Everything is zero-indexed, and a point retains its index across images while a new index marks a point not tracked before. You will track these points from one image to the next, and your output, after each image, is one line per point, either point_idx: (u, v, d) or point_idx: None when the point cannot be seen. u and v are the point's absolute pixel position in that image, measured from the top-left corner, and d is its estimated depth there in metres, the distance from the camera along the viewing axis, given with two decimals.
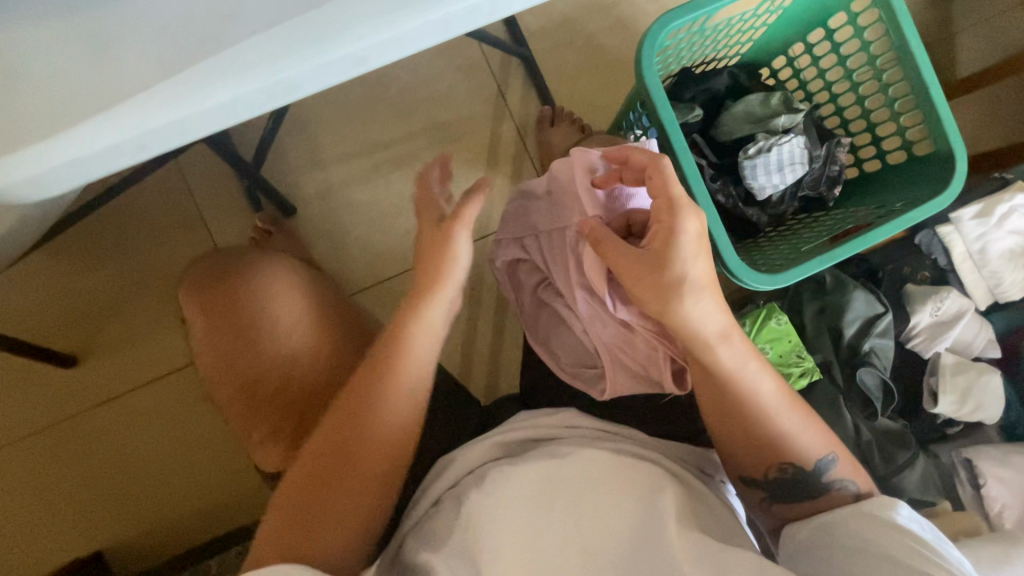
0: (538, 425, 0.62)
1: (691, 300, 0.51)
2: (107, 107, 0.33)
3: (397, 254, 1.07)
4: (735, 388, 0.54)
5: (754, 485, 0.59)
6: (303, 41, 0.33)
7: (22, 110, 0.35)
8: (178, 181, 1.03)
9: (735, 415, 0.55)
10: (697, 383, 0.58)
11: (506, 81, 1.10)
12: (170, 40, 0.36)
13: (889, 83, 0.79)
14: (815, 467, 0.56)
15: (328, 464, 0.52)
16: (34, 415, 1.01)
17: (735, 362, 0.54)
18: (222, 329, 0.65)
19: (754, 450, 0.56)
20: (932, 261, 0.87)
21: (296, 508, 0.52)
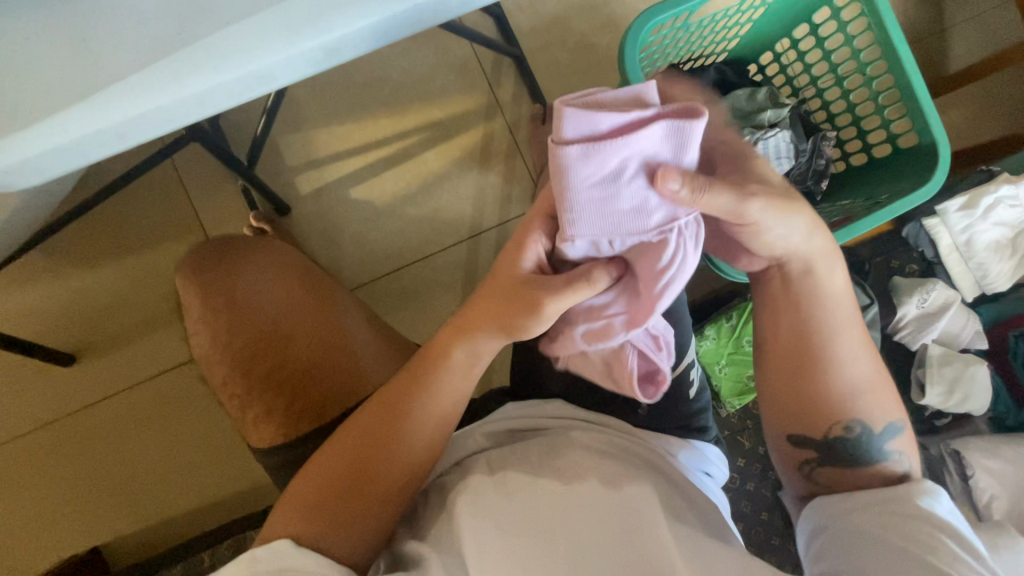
0: (524, 415, 0.62)
1: (802, 220, 0.52)
2: (87, 97, 0.34)
3: (392, 252, 1.09)
4: (829, 322, 0.55)
5: (806, 447, 0.57)
6: (276, 32, 0.34)
7: None
8: (175, 181, 1.04)
9: (815, 357, 0.55)
10: (770, 325, 0.58)
11: (498, 80, 1.11)
12: (133, 25, 0.35)
13: (873, 76, 0.79)
14: (880, 431, 0.56)
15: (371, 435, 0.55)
16: (34, 412, 1.03)
17: (832, 299, 0.56)
18: (223, 308, 0.66)
19: (815, 399, 0.56)
20: (919, 253, 0.88)
21: (337, 471, 0.54)
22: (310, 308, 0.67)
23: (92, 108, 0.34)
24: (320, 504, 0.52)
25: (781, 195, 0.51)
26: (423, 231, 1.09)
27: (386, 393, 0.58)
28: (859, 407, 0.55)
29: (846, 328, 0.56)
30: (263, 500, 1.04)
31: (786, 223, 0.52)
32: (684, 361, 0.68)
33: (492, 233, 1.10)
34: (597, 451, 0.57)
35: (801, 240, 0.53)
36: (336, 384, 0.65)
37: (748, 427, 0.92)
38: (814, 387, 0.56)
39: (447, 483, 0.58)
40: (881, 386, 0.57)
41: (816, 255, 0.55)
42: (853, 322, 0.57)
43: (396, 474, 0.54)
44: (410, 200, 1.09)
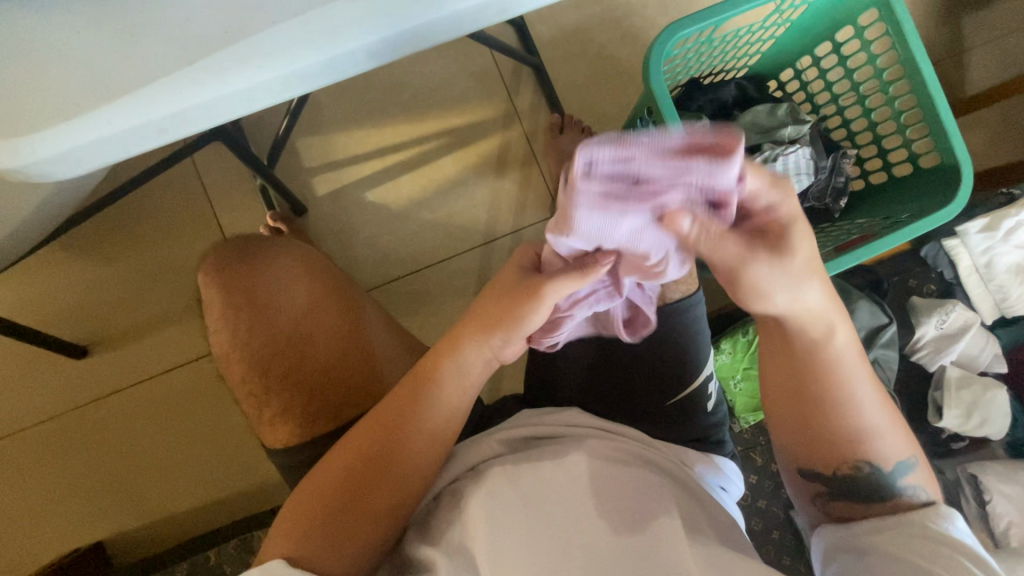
0: (541, 423, 0.62)
1: (806, 285, 0.47)
2: (131, 91, 0.34)
3: (406, 255, 1.09)
4: (834, 370, 0.52)
5: (815, 480, 0.57)
6: (317, 33, 0.34)
7: (29, 88, 0.35)
8: (194, 179, 1.05)
9: (818, 403, 0.53)
10: (774, 371, 0.56)
11: (516, 89, 1.12)
12: (174, 19, 0.35)
13: (895, 96, 0.79)
14: (891, 470, 0.54)
15: (382, 440, 0.55)
16: (44, 403, 1.03)
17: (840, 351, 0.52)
18: (242, 306, 0.66)
19: (819, 442, 0.55)
20: (938, 273, 0.88)
21: (344, 474, 0.54)
22: (328, 307, 0.67)
23: (133, 104, 0.34)
24: (331, 509, 0.52)
25: (778, 264, 0.45)
26: (438, 236, 1.09)
27: (382, 406, 0.57)
28: (866, 448, 0.54)
29: (853, 375, 0.53)
30: (267, 502, 1.04)
31: (784, 289, 0.47)
32: (702, 374, 0.67)
33: (506, 240, 1.10)
34: (617, 458, 0.56)
35: (807, 301, 0.48)
36: (354, 385, 0.65)
37: (760, 443, 0.91)
38: (815, 426, 0.55)
39: (460, 486, 0.57)
40: (894, 425, 0.55)
41: (820, 313, 0.50)
42: (864, 365, 0.53)
43: (408, 476, 0.55)
44: (425, 205, 1.09)
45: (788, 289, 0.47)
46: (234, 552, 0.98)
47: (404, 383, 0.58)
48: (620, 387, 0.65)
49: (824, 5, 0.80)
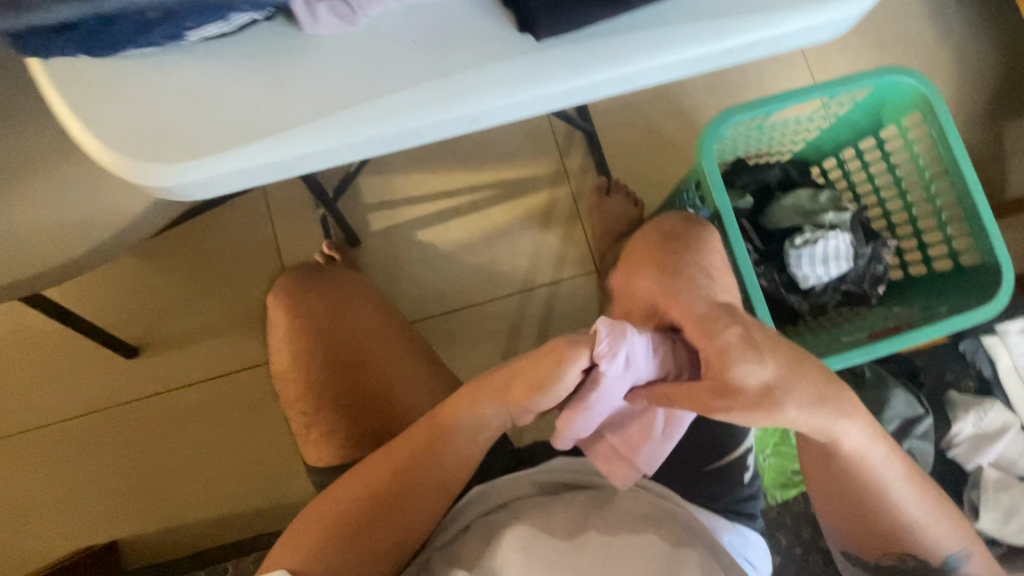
0: (575, 471, 0.63)
1: (792, 407, 0.49)
2: (273, 133, 0.39)
3: (447, 295, 1.14)
4: (871, 477, 0.57)
5: (861, 563, 0.66)
6: (434, 99, 0.40)
7: (180, 121, 0.39)
8: (262, 203, 1.13)
9: (861, 504, 0.60)
10: (814, 468, 0.61)
11: (568, 150, 1.19)
12: (318, 76, 0.40)
13: (937, 194, 0.83)
14: (939, 561, 0.62)
15: (405, 462, 0.58)
16: (88, 396, 1.08)
17: (862, 448, 0.56)
18: (305, 328, 0.71)
19: (869, 536, 0.63)
20: (977, 370, 0.87)
21: (366, 501, 0.57)
22: (383, 338, 0.71)
23: (272, 145, 0.38)
24: (352, 523, 0.56)
25: (740, 398, 0.47)
26: (479, 279, 1.15)
27: (401, 447, 0.58)
28: (911, 545, 0.62)
29: (889, 478, 0.58)
30: (283, 521, 1.05)
31: (760, 418, 0.48)
32: (741, 447, 0.69)
33: (542, 291, 1.15)
34: (646, 519, 0.57)
35: (796, 421, 0.50)
36: (399, 414, 0.68)
37: (785, 524, 0.89)
38: (856, 528, 0.63)
39: (493, 520, 0.59)
40: (941, 519, 0.61)
41: (824, 425, 0.52)
42: (898, 465, 0.58)
43: (428, 499, 0.58)
44: (470, 249, 1.15)
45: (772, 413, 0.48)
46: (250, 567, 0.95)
47: (422, 430, 0.59)
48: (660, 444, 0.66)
49: (871, 103, 0.84)
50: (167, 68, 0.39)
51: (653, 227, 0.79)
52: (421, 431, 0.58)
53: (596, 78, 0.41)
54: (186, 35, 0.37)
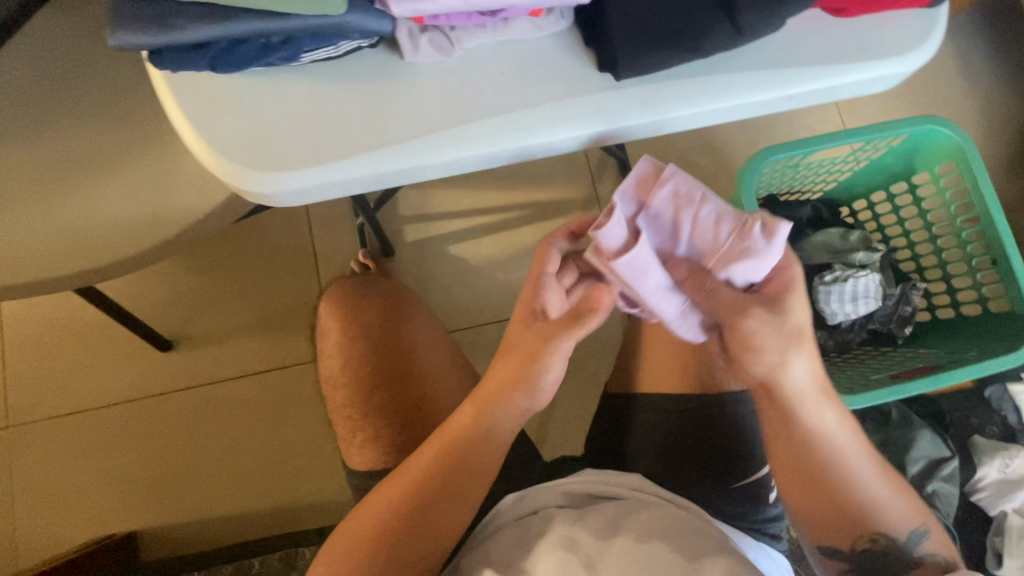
0: (603, 482, 0.65)
1: (802, 349, 0.58)
2: (369, 149, 0.42)
3: (475, 309, 1.17)
4: (827, 440, 0.60)
5: (835, 557, 0.61)
6: (517, 126, 0.43)
7: (282, 132, 0.42)
8: (302, 209, 1.17)
9: (822, 471, 0.60)
10: (775, 444, 0.63)
11: (600, 176, 1.22)
12: (409, 98, 0.43)
13: (968, 241, 0.85)
14: (906, 539, 0.60)
15: (440, 457, 0.61)
16: (121, 386, 1.10)
17: (822, 414, 0.60)
18: (355, 336, 0.74)
19: (839, 516, 0.60)
20: (1002, 417, 0.88)
21: (409, 494, 0.59)
22: (434, 349, 0.74)
23: (367, 159, 0.42)
24: (393, 525, 0.58)
25: (772, 323, 0.55)
26: (507, 296, 1.17)
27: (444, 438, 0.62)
28: (878, 521, 0.60)
29: (843, 441, 0.61)
30: (302, 523, 1.06)
31: (776, 349, 0.57)
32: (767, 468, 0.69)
33: None
34: (672, 526, 0.58)
35: (795, 369, 0.58)
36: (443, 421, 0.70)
37: (805, 559, 0.89)
38: (815, 505, 0.61)
39: (524, 525, 0.60)
40: (902, 496, 0.61)
41: (808, 384, 0.59)
42: (850, 435, 0.61)
43: (466, 490, 0.61)
44: (501, 266, 1.18)
45: (780, 351, 0.57)
46: (274, 565, 0.98)
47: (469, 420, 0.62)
48: (695, 460, 0.68)
49: (905, 149, 0.87)
50: (273, 83, 0.43)
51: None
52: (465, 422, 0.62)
53: (665, 116, 0.45)
54: (301, 58, 0.42)
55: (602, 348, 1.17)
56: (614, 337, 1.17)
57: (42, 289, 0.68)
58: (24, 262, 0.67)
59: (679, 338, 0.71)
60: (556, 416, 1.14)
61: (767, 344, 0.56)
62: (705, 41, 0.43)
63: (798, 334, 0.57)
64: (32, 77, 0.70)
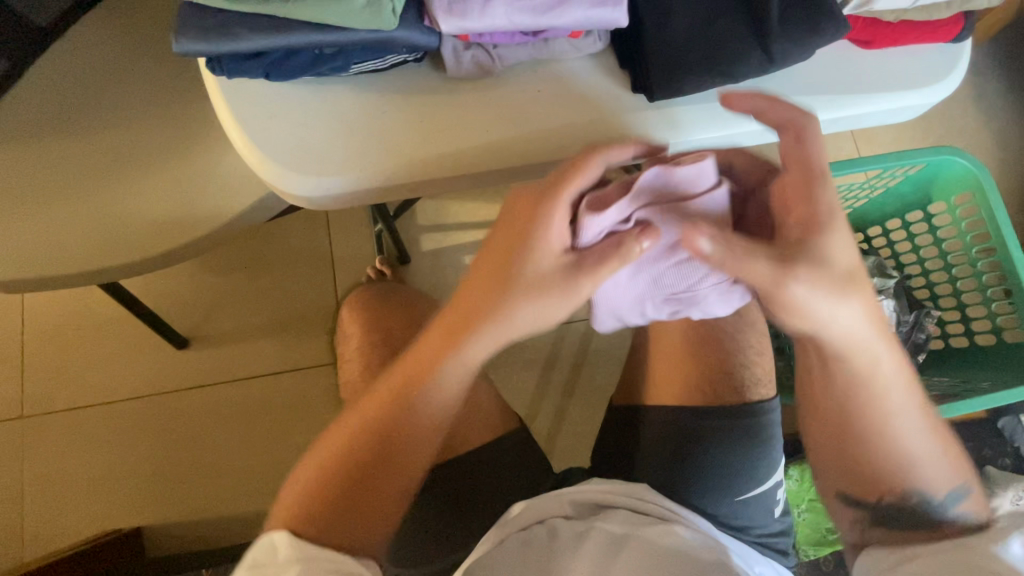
0: (609, 491, 0.64)
1: (851, 297, 0.49)
2: (410, 160, 0.46)
3: None
4: (867, 398, 0.57)
5: (856, 505, 0.62)
6: (548, 145, 0.47)
7: (329, 139, 0.45)
8: (322, 215, 1.19)
9: (855, 428, 0.59)
10: (819, 396, 0.61)
11: None
12: (448, 113, 0.47)
13: (983, 271, 0.86)
14: (936, 499, 0.59)
15: (383, 413, 0.57)
16: (136, 382, 1.11)
17: (880, 366, 0.56)
18: (376, 341, 0.74)
19: (863, 471, 0.60)
20: (1014, 447, 0.88)
21: (364, 436, 0.57)
22: None
23: (410, 169, 0.45)
24: (338, 482, 0.56)
25: (816, 278, 0.47)
26: None
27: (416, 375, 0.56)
28: (907, 478, 0.59)
29: (891, 395, 0.57)
30: None
31: (827, 304, 0.48)
32: (771, 480, 0.70)
33: (580, 324, 1.19)
34: (672, 554, 0.57)
35: (840, 322, 0.50)
36: (460, 427, 0.71)
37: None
38: (858, 449, 0.60)
39: (529, 542, 0.59)
40: (939, 456, 0.59)
41: (860, 336, 0.53)
42: (903, 390, 0.58)
43: (410, 451, 0.57)
44: None
45: (830, 305, 0.48)
46: None
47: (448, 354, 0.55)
48: (713, 480, 0.68)
49: (921, 178, 0.88)
50: (322, 94, 0.46)
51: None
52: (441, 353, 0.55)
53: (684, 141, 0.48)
54: (349, 69, 0.45)
55: (612, 363, 1.17)
56: (624, 353, 1.17)
57: (72, 283, 0.70)
58: (57, 256, 0.68)
59: (695, 355, 0.72)
60: (564, 429, 1.15)
61: (811, 297, 0.48)
62: (736, 67, 0.45)
63: (852, 278, 0.49)
64: (77, 76, 0.73)
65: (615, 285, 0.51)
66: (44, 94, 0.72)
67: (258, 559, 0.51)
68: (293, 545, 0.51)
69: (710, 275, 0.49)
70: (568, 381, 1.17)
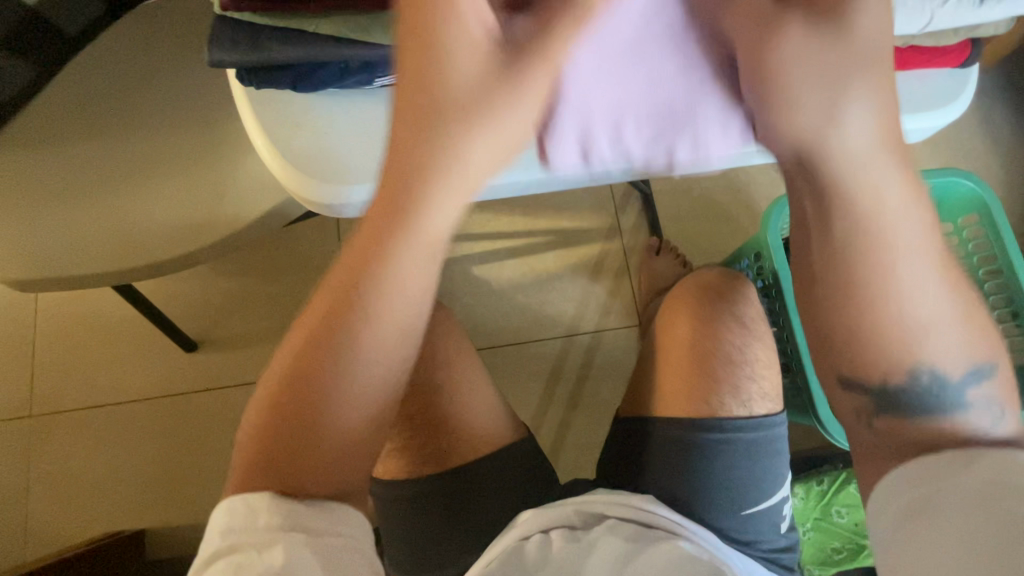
0: (614, 503, 0.64)
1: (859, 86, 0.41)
2: None
3: (494, 330, 1.18)
4: (882, 248, 0.44)
5: (855, 389, 0.49)
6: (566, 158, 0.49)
7: (358, 148, 0.47)
8: (332, 222, 1.20)
9: (863, 290, 0.45)
10: (807, 255, 0.48)
11: (624, 207, 1.24)
12: None
13: (989, 292, 0.86)
14: (955, 374, 0.46)
15: (327, 319, 0.46)
16: (144, 383, 1.12)
17: (904, 200, 0.43)
18: None
19: (871, 346, 0.47)
20: None
21: (303, 354, 0.46)
22: (459, 365, 0.74)
23: None
24: (284, 424, 0.45)
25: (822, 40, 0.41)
26: (525, 320, 1.19)
27: (360, 233, 0.46)
28: (918, 350, 0.46)
29: (896, 244, 0.44)
30: None
31: (840, 99, 0.41)
32: (778, 494, 0.70)
33: (586, 337, 1.19)
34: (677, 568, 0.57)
35: (845, 129, 0.41)
36: (466, 435, 0.72)
37: None
38: (857, 327, 0.47)
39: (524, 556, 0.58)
40: (956, 322, 0.46)
41: (869, 159, 0.42)
42: (925, 236, 0.44)
43: (369, 367, 0.45)
44: (521, 289, 1.20)
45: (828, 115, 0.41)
46: None
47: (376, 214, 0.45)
48: (717, 492, 0.68)
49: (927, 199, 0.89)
50: (352, 104, 0.48)
51: (696, 280, 0.80)
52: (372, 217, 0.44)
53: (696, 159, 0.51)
54: (376, 82, 0.47)
55: (617, 376, 1.18)
56: (629, 367, 1.17)
57: (92, 282, 0.71)
58: (76, 255, 0.70)
59: (702, 368, 0.72)
60: (568, 442, 1.15)
61: (801, 73, 0.41)
62: None
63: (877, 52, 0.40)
64: (104, 81, 0.75)
65: (592, 73, 0.45)
66: (72, 98, 0.75)
67: (233, 525, 0.40)
68: (264, 504, 0.40)
69: (708, 89, 0.46)
70: (572, 393, 1.17)
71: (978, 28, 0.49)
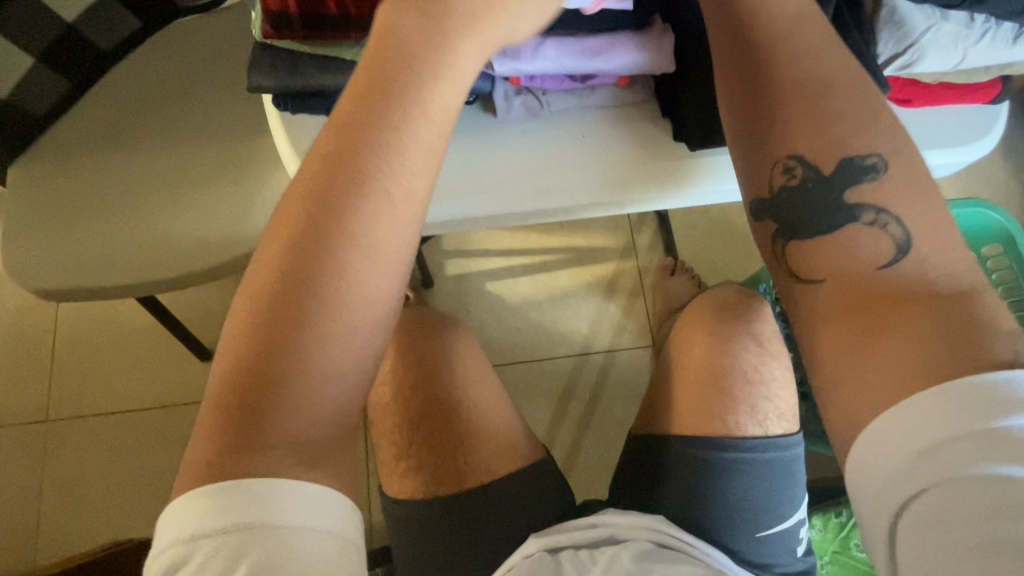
0: (626, 522, 0.63)
1: None
2: (468, 198, 0.49)
3: (507, 347, 1.18)
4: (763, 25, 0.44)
5: (764, 214, 0.46)
6: (593, 188, 0.49)
7: None
8: None
9: (737, 69, 0.45)
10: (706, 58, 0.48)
11: (639, 227, 1.25)
12: (504, 157, 0.50)
13: None
14: (847, 171, 0.42)
15: (324, 198, 0.37)
16: (160, 390, 1.13)
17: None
18: (408, 364, 0.74)
19: (762, 134, 0.45)
20: None
21: (292, 254, 0.37)
22: (476, 383, 0.74)
23: (465, 206, 0.48)
24: (272, 339, 0.37)
25: None
26: (539, 337, 1.19)
27: (341, 115, 0.38)
28: (806, 139, 0.43)
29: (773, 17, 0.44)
30: None
31: None
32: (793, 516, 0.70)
33: (599, 356, 1.18)
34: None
35: None
36: (481, 454, 0.71)
37: None
38: (742, 118, 0.45)
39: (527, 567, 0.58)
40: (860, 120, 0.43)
41: None
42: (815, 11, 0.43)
43: (374, 264, 0.38)
44: (535, 306, 1.20)
45: None
46: None
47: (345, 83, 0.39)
48: (733, 515, 0.67)
49: None
50: None
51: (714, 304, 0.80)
52: (357, 115, 0.37)
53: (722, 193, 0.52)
54: None
55: (629, 397, 1.17)
56: (642, 388, 1.16)
57: (118, 293, 0.72)
58: (104, 266, 0.71)
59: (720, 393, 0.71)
60: (579, 463, 1.14)
61: None
62: None
63: None
64: (137, 95, 0.77)
65: None
66: (105, 111, 0.76)
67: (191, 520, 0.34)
68: (211, 510, 0.34)
69: None
70: (584, 413, 1.16)
71: (1009, 67, 0.50)
